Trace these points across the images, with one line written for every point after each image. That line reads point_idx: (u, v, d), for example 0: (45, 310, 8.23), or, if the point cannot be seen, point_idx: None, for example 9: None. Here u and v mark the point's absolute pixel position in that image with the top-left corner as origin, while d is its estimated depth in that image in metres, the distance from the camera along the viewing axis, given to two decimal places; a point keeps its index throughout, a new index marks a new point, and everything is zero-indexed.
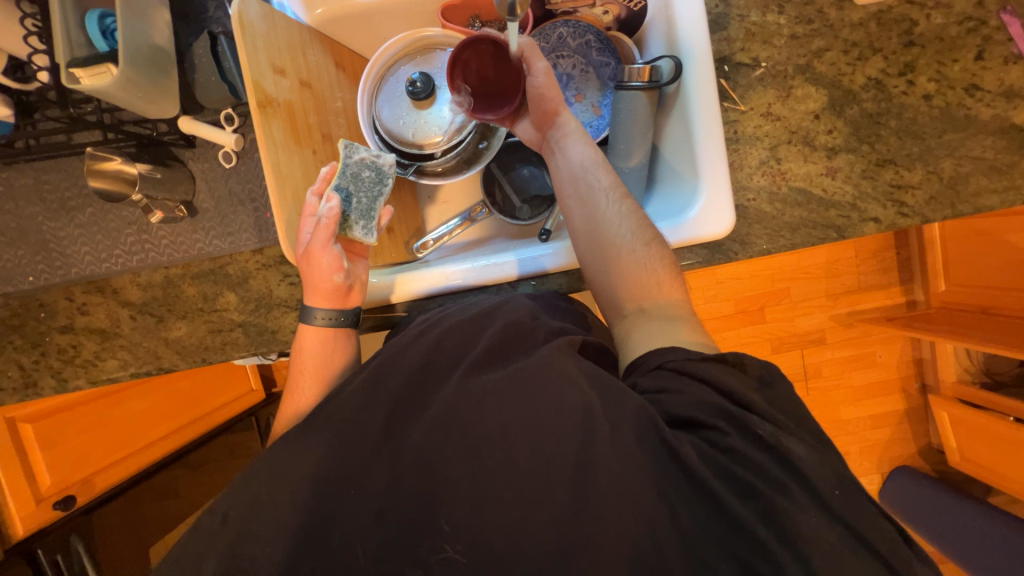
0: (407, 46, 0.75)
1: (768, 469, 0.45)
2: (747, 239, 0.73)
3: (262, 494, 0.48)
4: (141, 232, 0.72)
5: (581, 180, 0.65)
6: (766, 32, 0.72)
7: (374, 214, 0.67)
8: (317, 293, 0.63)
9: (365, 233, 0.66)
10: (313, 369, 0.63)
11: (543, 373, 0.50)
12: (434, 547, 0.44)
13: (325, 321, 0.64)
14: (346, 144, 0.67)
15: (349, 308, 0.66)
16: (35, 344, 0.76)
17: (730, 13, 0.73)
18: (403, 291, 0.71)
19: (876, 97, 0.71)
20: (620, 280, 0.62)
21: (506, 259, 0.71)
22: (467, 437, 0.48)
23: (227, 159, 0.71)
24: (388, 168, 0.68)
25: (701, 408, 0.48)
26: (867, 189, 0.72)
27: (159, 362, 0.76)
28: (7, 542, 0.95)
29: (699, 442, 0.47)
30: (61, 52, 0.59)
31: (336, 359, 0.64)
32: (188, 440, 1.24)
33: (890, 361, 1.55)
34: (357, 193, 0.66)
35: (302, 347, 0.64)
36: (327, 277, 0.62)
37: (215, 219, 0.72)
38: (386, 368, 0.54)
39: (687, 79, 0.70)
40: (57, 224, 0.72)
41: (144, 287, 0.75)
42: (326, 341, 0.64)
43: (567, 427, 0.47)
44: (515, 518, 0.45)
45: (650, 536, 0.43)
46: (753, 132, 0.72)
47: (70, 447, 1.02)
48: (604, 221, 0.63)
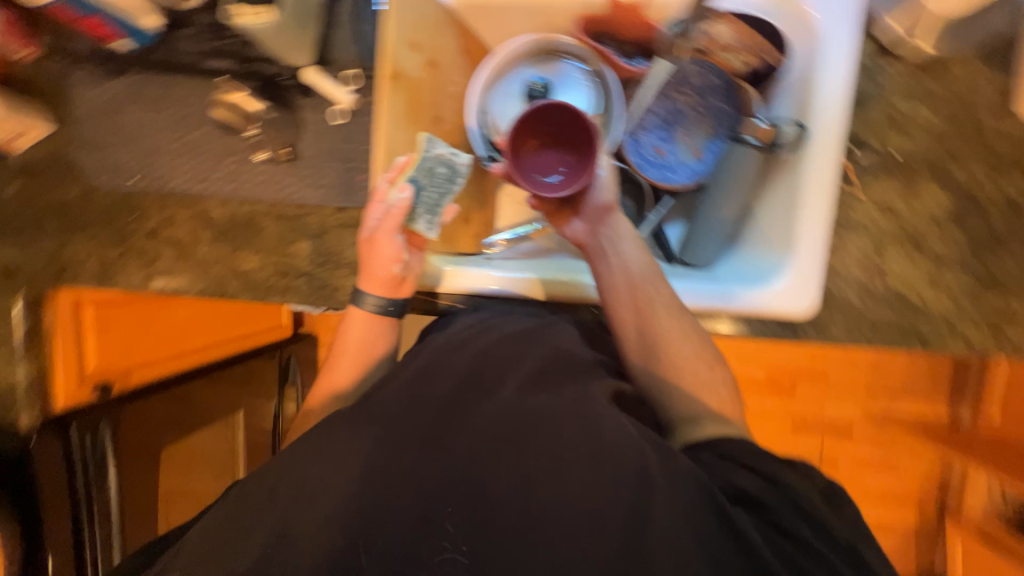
0: (535, 48, 0.77)
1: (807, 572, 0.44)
2: (824, 325, 0.70)
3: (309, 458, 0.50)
4: (242, 164, 0.75)
5: (643, 289, 0.64)
6: (907, 122, 0.68)
7: (440, 211, 0.66)
8: (373, 280, 0.64)
9: (429, 228, 0.66)
10: (351, 353, 0.65)
11: (600, 410, 0.50)
12: (438, 548, 0.47)
13: (375, 307, 0.65)
14: (427, 137, 0.66)
15: (398, 299, 0.66)
16: (120, 241, 0.81)
17: (874, 93, 0.68)
18: (449, 284, 0.72)
19: (1005, 216, 0.67)
20: (693, 387, 0.60)
21: (563, 281, 0.72)
22: (521, 457, 0.48)
23: (337, 116, 0.73)
24: (462, 167, 0.67)
25: (763, 489, 0.48)
26: (967, 308, 0.68)
27: (224, 287, 0.79)
28: (47, 414, 0.93)
29: (762, 525, 0.46)
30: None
31: (377, 344, 0.65)
32: (211, 360, 1.32)
33: (915, 473, 1.48)
34: (428, 188, 0.65)
35: (347, 328, 0.66)
36: (385, 267, 0.63)
37: (311, 170, 0.75)
38: (437, 367, 0.57)
39: (811, 147, 0.68)
40: (171, 137, 0.76)
41: (229, 216, 0.78)
42: (369, 325, 0.65)
43: (621, 470, 0.46)
44: (556, 547, 0.45)
45: None
46: (863, 220, 0.69)
47: (119, 336, 1.07)
48: (669, 342, 0.62)
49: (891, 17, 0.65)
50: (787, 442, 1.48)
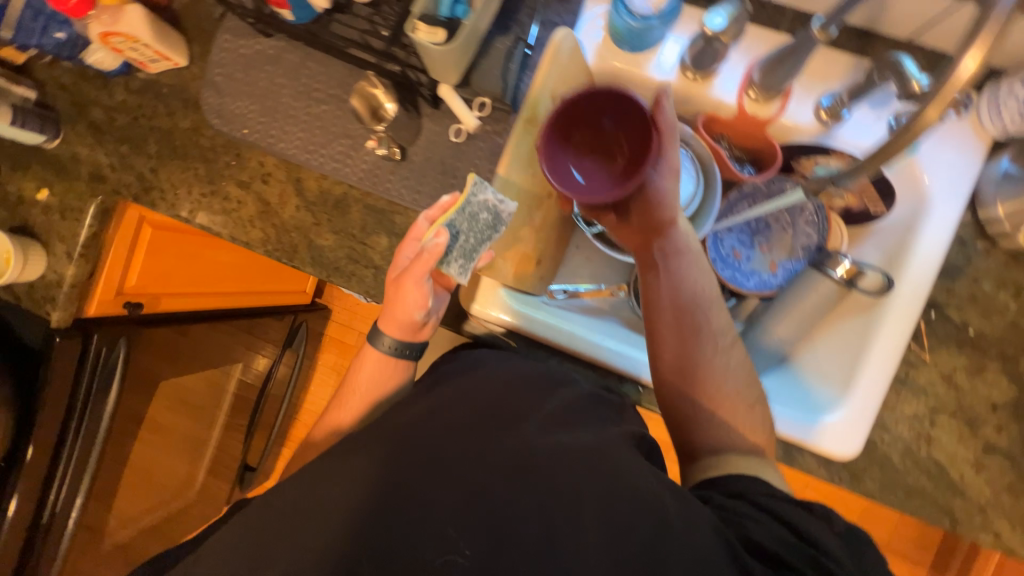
0: None
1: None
2: (860, 475, 0.69)
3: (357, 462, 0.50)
4: (352, 149, 0.78)
5: (690, 317, 0.66)
6: (991, 306, 0.69)
7: (474, 256, 0.69)
8: (394, 323, 0.69)
9: (460, 272, 0.68)
10: (362, 393, 0.71)
11: (605, 454, 0.53)
12: (443, 547, 0.46)
13: (391, 348, 0.71)
14: (476, 181, 0.68)
15: (415, 342, 0.72)
16: (211, 182, 0.83)
17: (967, 269, 0.70)
18: (489, 309, 0.77)
19: None
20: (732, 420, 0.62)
21: (587, 347, 0.78)
22: (537, 494, 0.49)
23: (456, 135, 0.76)
24: (505, 215, 0.70)
25: (778, 543, 0.48)
26: (1003, 502, 0.68)
27: (292, 255, 0.80)
28: (74, 316, 0.92)
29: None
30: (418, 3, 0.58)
31: (386, 385, 0.72)
32: (232, 307, 1.31)
33: None
34: (467, 233, 0.68)
35: (362, 365, 0.72)
36: (409, 313, 0.68)
37: (414, 174, 0.77)
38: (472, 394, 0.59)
39: (893, 300, 0.69)
40: (295, 104, 0.80)
41: (322, 191, 0.80)
42: (382, 367, 0.71)
43: (638, 509, 0.48)
44: None
45: None
46: (924, 384, 0.69)
47: (164, 262, 1.07)
48: (720, 369, 0.64)
49: (1005, 204, 0.66)
50: None
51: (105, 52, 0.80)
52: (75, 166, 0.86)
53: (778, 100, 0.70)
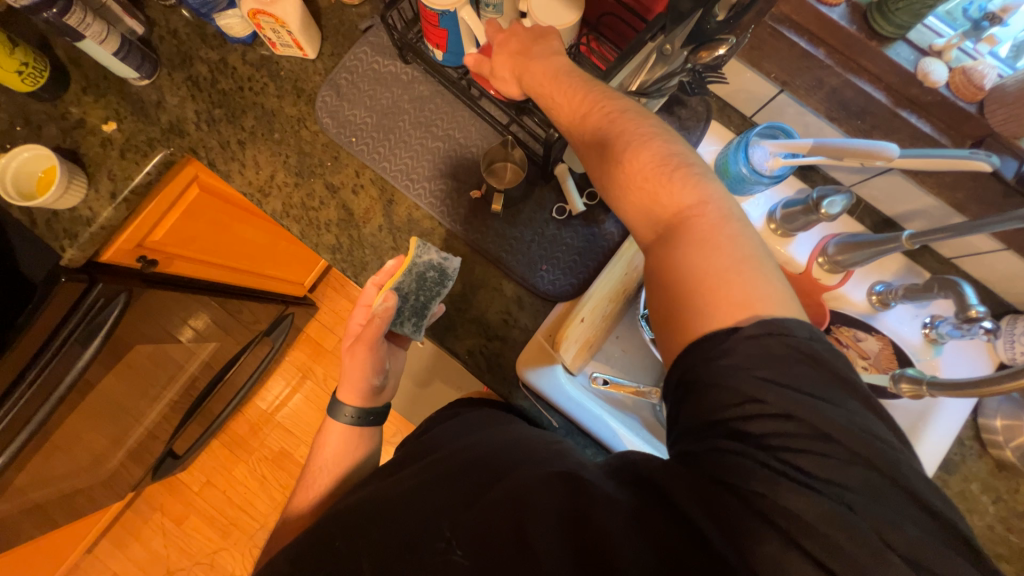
0: None
1: (780, 518, 0.41)
2: None
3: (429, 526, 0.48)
4: (454, 192, 0.80)
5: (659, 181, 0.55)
6: (972, 505, 0.77)
7: (426, 313, 0.72)
8: (348, 393, 0.73)
9: (414, 330, 0.72)
10: (328, 462, 0.71)
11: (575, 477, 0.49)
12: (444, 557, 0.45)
13: (350, 418, 0.74)
14: (418, 243, 0.71)
15: (373, 408, 0.76)
16: (298, 174, 0.81)
17: (956, 466, 0.79)
18: (543, 382, 0.74)
19: None
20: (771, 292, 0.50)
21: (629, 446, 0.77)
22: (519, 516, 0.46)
23: (559, 213, 0.79)
24: (451, 270, 0.72)
25: (757, 436, 0.44)
26: None
27: (361, 272, 0.79)
28: (88, 259, 0.85)
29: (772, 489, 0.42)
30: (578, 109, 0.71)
31: (356, 455, 0.73)
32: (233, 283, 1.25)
33: None
34: (416, 293, 0.71)
35: (327, 437, 0.74)
36: (362, 381, 0.72)
37: (508, 234, 0.79)
38: (504, 435, 0.57)
39: None
40: (412, 132, 0.81)
41: (411, 220, 0.80)
42: (349, 437, 0.74)
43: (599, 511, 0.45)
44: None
45: None
46: None
47: (196, 227, 1.00)
48: (705, 218, 0.53)
49: (1004, 421, 0.76)
50: None
51: (239, 21, 0.79)
52: (157, 112, 0.83)
53: (841, 275, 0.79)
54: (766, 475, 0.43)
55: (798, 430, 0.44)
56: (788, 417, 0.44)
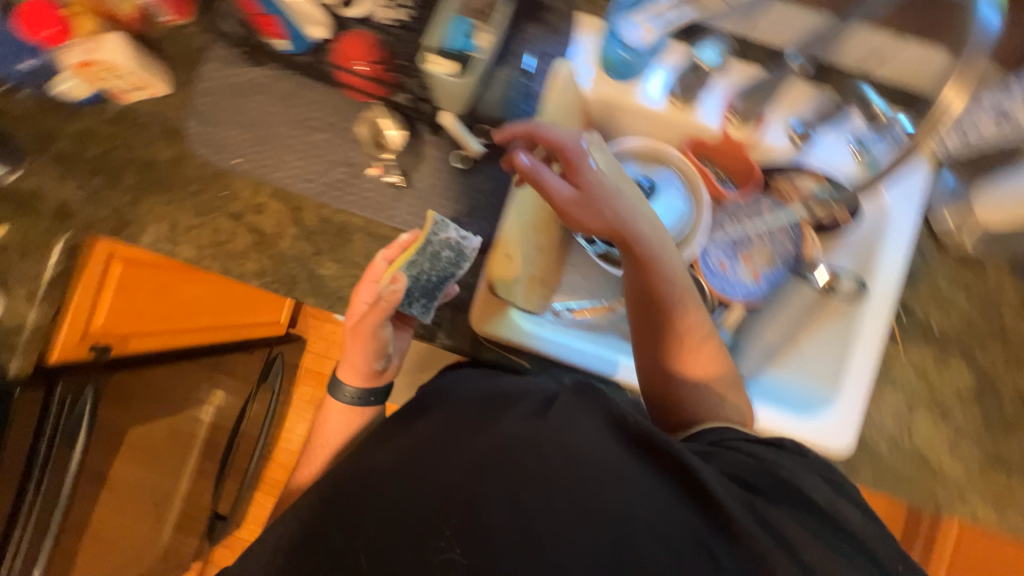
0: (643, 150, 0.83)
1: (779, 531, 0.48)
2: (854, 466, 0.75)
3: (406, 496, 0.49)
4: (352, 177, 0.77)
5: (659, 297, 0.64)
6: (947, 304, 0.78)
7: (436, 296, 0.73)
8: (349, 371, 0.76)
9: (422, 312, 0.73)
10: (330, 440, 0.76)
11: (568, 420, 0.53)
12: (441, 546, 0.45)
13: (352, 398, 0.77)
14: (437, 220, 0.72)
15: (377, 387, 0.79)
16: (198, 214, 0.79)
17: (923, 272, 0.78)
18: (497, 328, 0.74)
19: (1015, 406, 0.76)
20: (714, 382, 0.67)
21: (603, 363, 0.77)
22: (520, 473, 0.48)
23: (460, 162, 0.77)
24: (468, 251, 0.73)
25: (748, 472, 0.53)
26: (976, 481, 0.75)
27: (293, 286, 0.78)
28: (40, 364, 0.85)
29: (750, 498, 0.50)
30: (428, 36, 0.69)
31: (353, 432, 0.77)
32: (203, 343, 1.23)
33: None
34: (429, 271, 0.71)
35: (327, 420, 0.78)
36: (367, 364, 0.74)
37: (419, 200, 0.77)
38: (485, 406, 0.61)
39: (864, 307, 0.77)
40: (289, 133, 0.78)
41: (321, 220, 0.78)
42: (348, 416, 0.77)
43: (600, 477, 0.47)
44: (539, 528, 0.45)
45: (694, 546, 0.45)
46: (900, 378, 0.77)
47: (136, 299, 0.99)
48: (696, 342, 0.66)
49: (953, 214, 0.76)
50: None
51: (76, 81, 0.75)
52: (39, 202, 0.81)
53: (755, 126, 0.77)
54: (750, 475, 0.53)
55: (793, 502, 0.51)
56: (784, 484, 0.53)
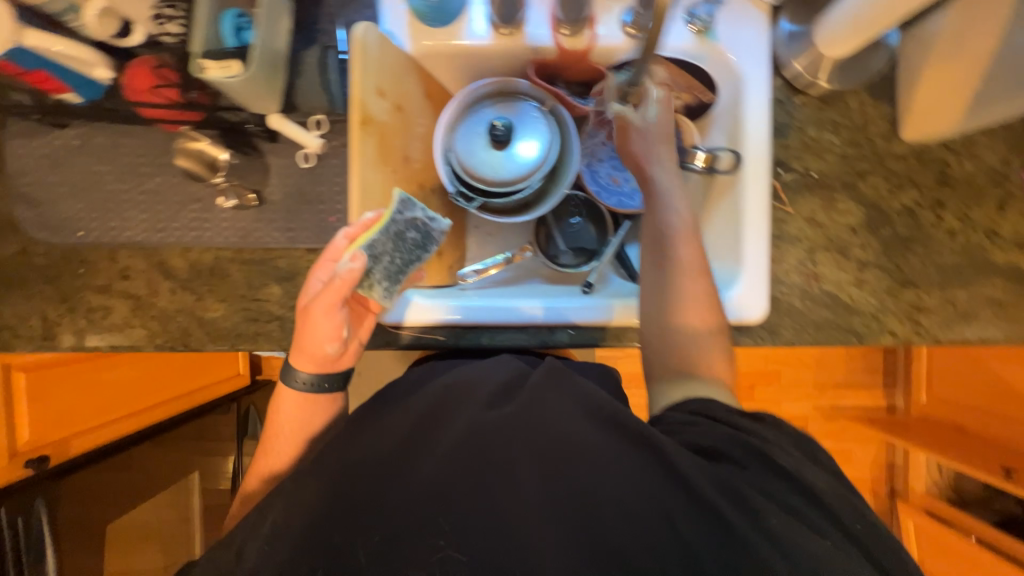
0: (493, 90, 0.81)
1: (753, 506, 0.51)
2: (775, 328, 0.77)
3: (378, 492, 0.53)
4: (204, 211, 0.74)
5: (662, 251, 0.71)
6: (820, 148, 0.78)
7: (400, 279, 0.66)
8: (304, 355, 0.68)
9: (385, 296, 0.66)
10: (288, 434, 0.70)
11: (538, 403, 0.59)
12: (435, 546, 0.50)
13: (304, 385, 0.70)
14: (402, 198, 0.65)
15: (335, 374, 0.71)
16: (64, 299, 0.75)
17: (791, 124, 0.79)
18: (407, 315, 0.77)
19: (907, 223, 0.78)
20: (679, 355, 0.68)
21: (515, 311, 0.77)
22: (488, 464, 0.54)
23: (305, 161, 0.73)
24: (436, 234, 0.67)
25: (722, 443, 0.56)
26: (889, 304, 0.78)
27: (188, 338, 0.75)
28: None
29: (720, 473, 0.53)
30: (196, 41, 0.57)
31: (313, 424, 0.71)
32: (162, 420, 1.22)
33: (865, 460, 1.84)
34: (392, 254, 0.65)
35: (279, 406, 0.71)
36: (321, 347, 0.66)
37: (281, 213, 0.74)
38: (444, 392, 0.63)
39: (744, 173, 0.77)
40: (123, 187, 0.74)
41: (191, 264, 0.75)
42: (305, 402, 0.70)
43: (567, 455, 0.54)
44: (512, 519, 0.51)
45: (658, 511, 0.51)
46: (795, 233, 0.78)
47: (59, 402, 0.97)
48: (677, 304, 0.69)
49: (799, 60, 0.76)
50: (780, 406, 1.77)
51: None
52: None
53: (587, 28, 0.75)
54: (724, 446, 0.56)
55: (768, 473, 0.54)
56: (759, 456, 0.55)
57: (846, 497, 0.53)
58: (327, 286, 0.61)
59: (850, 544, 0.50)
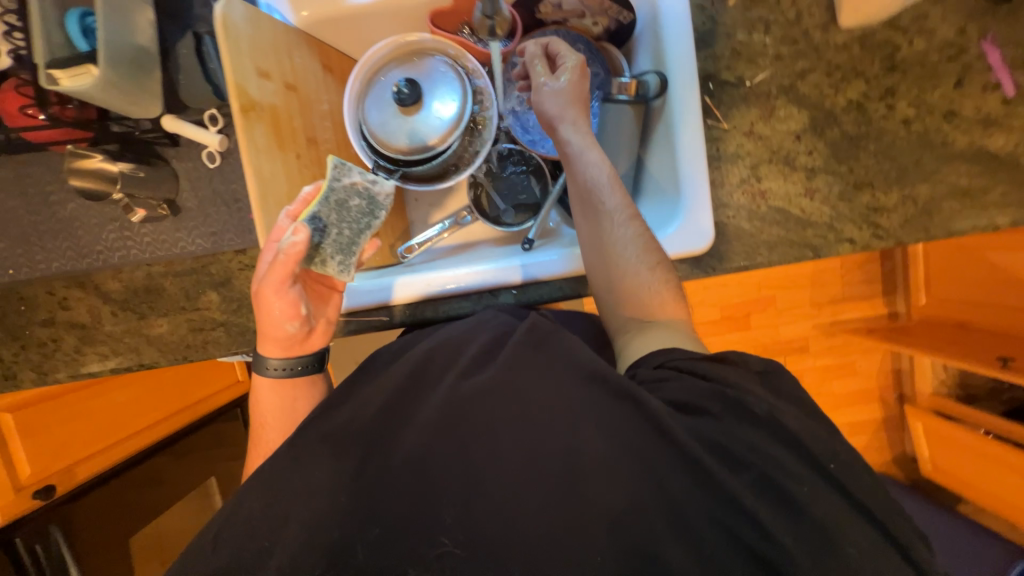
0: (395, 51, 0.76)
1: (744, 454, 0.50)
2: (725, 254, 0.74)
3: (350, 477, 0.51)
4: (124, 230, 0.73)
5: (591, 199, 0.66)
6: (752, 52, 0.72)
7: (355, 249, 0.64)
8: (270, 341, 0.64)
9: (341, 270, 0.63)
10: (275, 422, 0.65)
11: (519, 375, 0.55)
12: (434, 540, 0.49)
13: (277, 372, 0.65)
14: (337, 164, 0.63)
15: (305, 356, 0.67)
16: (13, 338, 0.76)
17: (716, 31, 0.72)
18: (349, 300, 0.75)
19: (856, 120, 0.73)
20: (624, 300, 0.66)
21: (460, 280, 0.75)
22: (467, 440, 0.52)
23: (211, 159, 0.71)
24: (382, 198, 0.65)
25: (703, 397, 0.54)
26: (844, 211, 0.73)
27: (140, 357, 0.76)
28: None
29: (701, 427, 0.52)
30: (38, 52, 0.56)
31: (298, 408, 0.66)
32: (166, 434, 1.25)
33: (869, 370, 1.74)
34: (338, 224, 0.62)
35: (258, 396, 0.66)
36: (281, 328, 0.63)
37: (200, 218, 0.73)
38: (420, 369, 0.59)
39: (672, 94, 0.72)
40: (38, 218, 0.72)
41: (125, 284, 0.75)
42: (281, 390, 0.66)
43: (551, 420, 0.52)
44: (501, 497, 0.50)
45: (646, 470, 0.50)
46: (735, 150, 0.73)
47: (56, 434, 1.02)
48: (619, 256, 0.65)
49: None
50: (779, 329, 1.68)
51: None
52: None
53: None
54: (718, 401, 0.54)
55: (755, 424, 0.53)
56: (744, 407, 0.53)
57: (804, 426, 0.54)
58: (274, 263, 0.58)
59: (819, 479, 0.51)
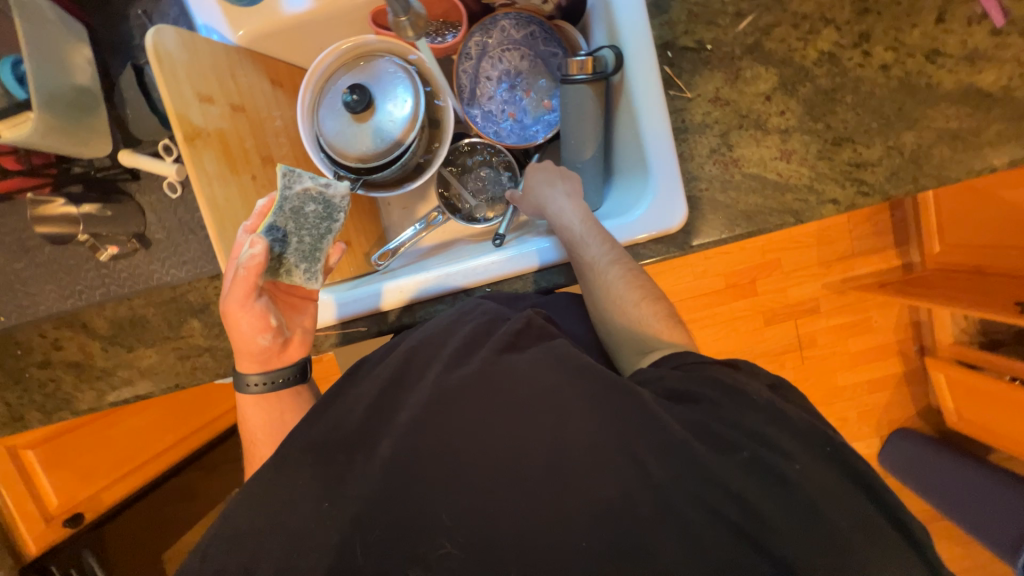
0: (343, 56, 0.75)
1: (740, 433, 0.49)
2: (702, 228, 0.70)
3: (325, 493, 0.49)
4: (100, 268, 0.74)
5: (574, 255, 0.68)
6: (710, 12, 0.69)
7: (319, 255, 0.65)
8: (246, 356, 0.65)
9: (308, 277, 0.64)
10: (263, 438, 0.66)
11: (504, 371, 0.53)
12: (436, 541, 0.46)
13: (259, 386, 0.65)
14: (286, 172, 0.62)
15: (280, 368, 0.67)
16: (15, 381, 0.79)
17: None
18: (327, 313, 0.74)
19: (829, 72, 0.68)
20: (620, 326, 0.66)
21: (433, 283, 0.73)
22: (444, 439, 0.50)
23: (172, 189, 0.71)
24: (338, 199, 0.65)
25: (708, 386, 0.53)
26: (824, 169, 0.69)
27: (135, 388, 0.78)
28: (21, 560, 1.01)
29: (691, 413, 0.51)
30: None
31: (285, 421, 0.66)
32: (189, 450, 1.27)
33: (888, 325, 1.67)
34: (297, 232, 0.63)
35: (246, 411, 0.67)
36: (253, 342, 0.63)
37: (171, 248, 0.73)
38: (404, 368, 0.57)
39: (631, 69, 0.69)
40: (19, 265, 0.74)
41: (110, 320, 0.76)
42: (267, 403, 0.66)
43: (535, 411, 0.51)
44: (479, 498, 0.47)
45: (629, 457, 0.47)
46: (702, 119, 0.70)
47: (79, 464, 1.06)
48: (610, 298, 0.65)
49: None
50: (786, 295, 1.63)
51: None
52: None
53: None
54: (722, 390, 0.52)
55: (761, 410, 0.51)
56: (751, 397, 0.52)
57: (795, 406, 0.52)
58: (234, 280, 0.58)
59: (817, 456, 0.48)
